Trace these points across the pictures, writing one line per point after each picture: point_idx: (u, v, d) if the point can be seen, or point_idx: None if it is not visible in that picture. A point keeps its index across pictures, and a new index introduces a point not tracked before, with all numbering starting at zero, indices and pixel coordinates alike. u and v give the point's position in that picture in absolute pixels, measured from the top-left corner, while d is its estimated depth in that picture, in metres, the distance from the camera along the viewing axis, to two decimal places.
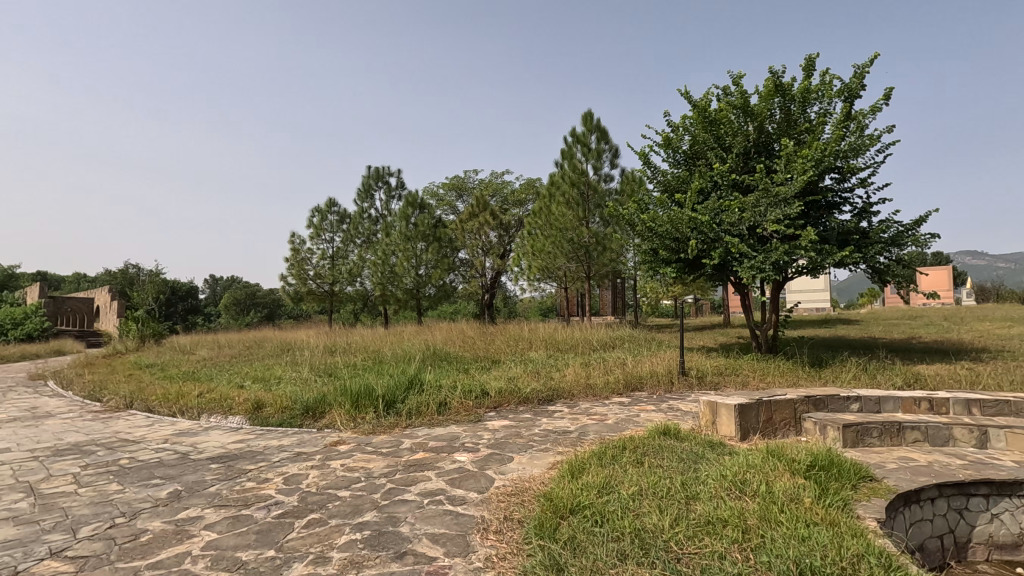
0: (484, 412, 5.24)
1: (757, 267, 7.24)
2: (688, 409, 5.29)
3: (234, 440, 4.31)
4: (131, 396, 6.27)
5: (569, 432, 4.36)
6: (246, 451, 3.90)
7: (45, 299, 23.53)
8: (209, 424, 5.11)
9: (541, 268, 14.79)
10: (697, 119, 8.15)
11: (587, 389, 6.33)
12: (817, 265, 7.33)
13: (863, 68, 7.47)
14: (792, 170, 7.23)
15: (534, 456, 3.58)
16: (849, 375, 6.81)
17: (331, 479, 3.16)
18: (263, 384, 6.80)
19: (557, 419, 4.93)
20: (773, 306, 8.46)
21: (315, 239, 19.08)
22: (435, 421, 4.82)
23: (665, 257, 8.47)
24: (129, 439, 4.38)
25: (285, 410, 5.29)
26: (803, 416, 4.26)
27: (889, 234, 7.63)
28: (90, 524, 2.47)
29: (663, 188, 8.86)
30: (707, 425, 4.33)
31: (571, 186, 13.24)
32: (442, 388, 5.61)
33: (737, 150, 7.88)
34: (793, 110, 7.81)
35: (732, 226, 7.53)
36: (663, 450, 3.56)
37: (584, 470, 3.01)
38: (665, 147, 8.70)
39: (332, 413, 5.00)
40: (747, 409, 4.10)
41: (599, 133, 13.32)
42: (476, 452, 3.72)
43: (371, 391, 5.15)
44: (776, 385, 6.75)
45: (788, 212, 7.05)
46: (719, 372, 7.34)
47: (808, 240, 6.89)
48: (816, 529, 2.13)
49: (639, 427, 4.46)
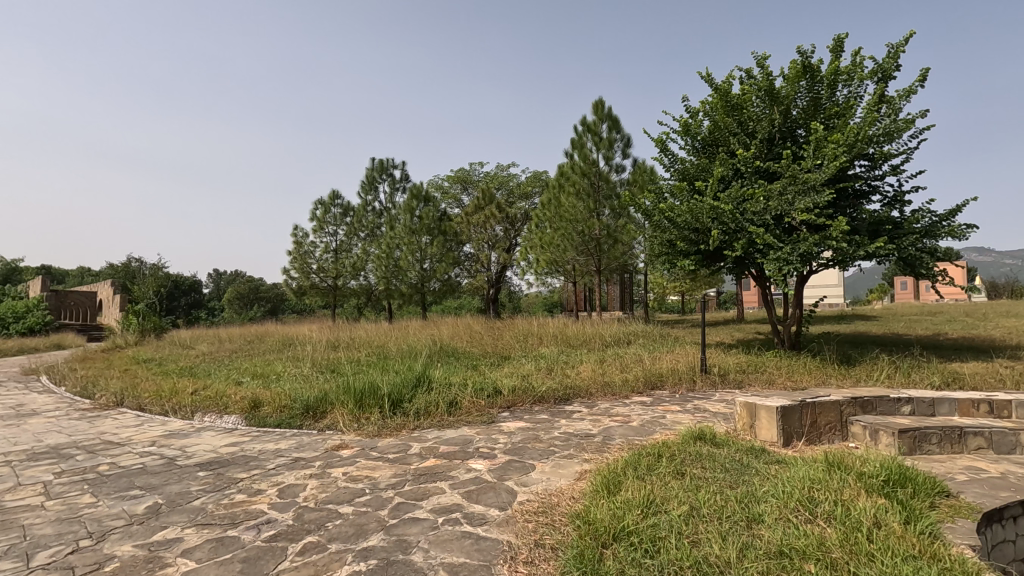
0: (497, 413, 4.87)
1: (783, 259, 6.83)
2: (718, 410, 4.91)
3: (227, 443, 3.95)
4: (123, 392, 5.93)
5: (592, 436, 3.99)
6: (239, 456, 3.54)
7: (47, 293, 23.32)
8: (203, 424, 4.75)
9: (549, 262, 14.40)
10: (719, 103, 7.75)
11: (604, 387, 5.95)
12: (846, 257, 6.92)
13: (897, 48, 7.05)
14: (822, 155, 6.80)
15: (559, 465, 3.21)
16: (882, 373, 6.40)
17: (332, 491, 2.80)
18: (263, 380, 6.46)
19: (577, 421, 4.56)
20: (797, 302, 8.04)
21: (317, 232, 18.74)
22: (446, 422, 4.45)
23: (683, 248, 8.09)
24: (113, 441, 4.03)
25: (284, 409, 4.93)
26: (850, 420, 3.88)
27: (923, 224, 7.20)
28: (48, 549, 2.10)
29: (681, 177, 8.49)
30: (744, 429, 3.96)
31: (581, 176, 12.82)
32: (451, 385, 5.25)
33: (762, 135, 7.47)
34: (821, 94, 7.39)
35: (756, 215, 7.13)
36: (702, 458, 3.17)
37: (620, 484, 2.63)
38: (683, 133, 8.33)
39: (334, 413, 4.64)
40: (790, 412, 3.71)
41: (611, 122, 12.90)
42: (493, 459, 3.36)
43: (375, 389, 4.79)
44: (806, 383, 6.36)
45: (818, 200, 6.63)
46: (742, 369, 6.96)
47: (840, 230, 6.47)
48: (920, 564, 1.74)
49: (669, 430, 4.09)
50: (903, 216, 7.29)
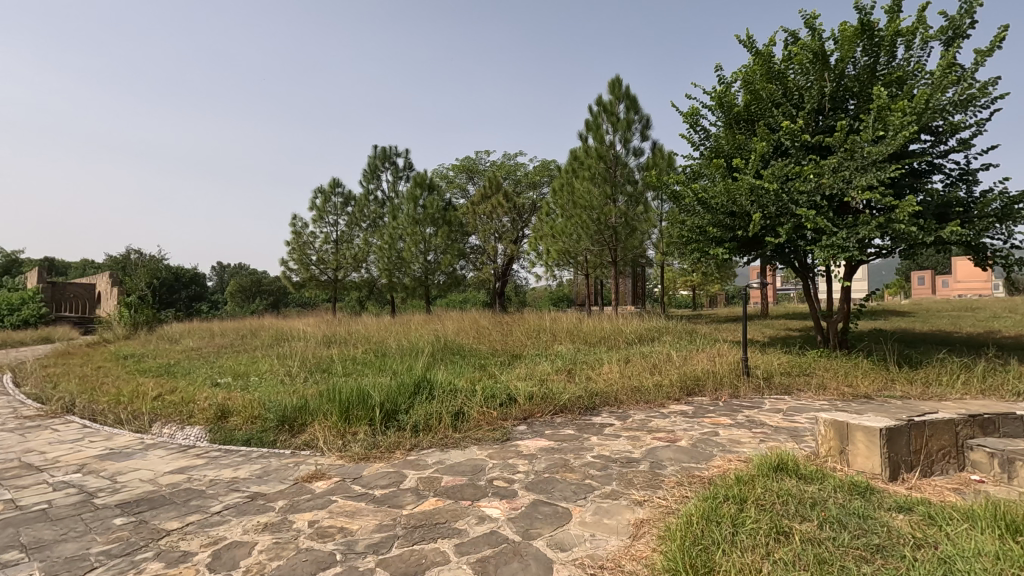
0: (512, 426, 4.03)
1: (837, 245, 5.97)
2: (779, 425, 4.07)
3: (173, 468, 3.11)
4: (78, 397, 5.13)
5: (635, 461, 3.15)
6: (178, 491, 2.69)
7: (42, 284, 22.57)
8: (158, 438, 3.94)
9: (561, 253, 13.63)
10: (760, 70, 6.87)
11: (635, 394, 5.09)
12: (910, 242, 6.01)
13: (971, 3, 6.13)
14: (885, 125, 5.89)
15: (604, 511, 2.37)
16: (955, 378, 5.50)
17: (285, 558, 1.95)
18: (242, 382, 5.67)
19: (613, 438, 3.72)
20: (844, 296, 7.11)
21: (317, 222, 17.94)
22: (451, 440, 3.61)
23: (717, 234, 7.24)
24: (31, 465, 3.20)
25: (255, 421, 4.11)
26: (970, 445, 3.00)
27: (997, 206, 6.26)
28: None
29: (713, 155, 7.62)
30: (829, 454, 3.09)
31: (597, 159, 11.88)
32: (456, 391, 4.40)
33: (810, 105, 6.57)
34: (880, 57, 6.47)
35: (805, 195, 6.24)
36: (802, 506, 2.30)
37: (711, 564, 1.78)
38: (716, 106, 7.45)
39: (314, 427, 3.81)
40: (896, 434, 2.85)
41: (629, 102, 11.99)
42: (513, 500, 2.52)
43: (366, 397, 3.94)
44: (865, 388, 5.49)
45: (883, 176, 5.71)
46: (788, 372, 6.07)
47: (909, 209, 5.54)
48: None
49: (733, 455, 3.24)
50: (971, 196, 6.39)
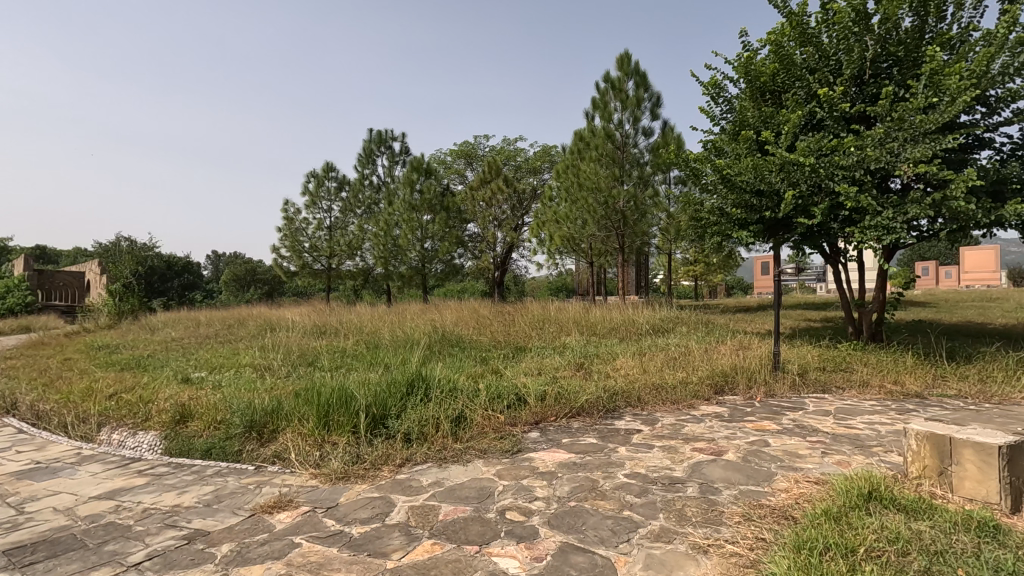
0: (522, 434, 3.41)
1: (883, 226, 5.32)
2: (836, 432, 3.46)
3: (104, 492, 2.48)
4: (23, 395, 4.49)
5: (680, 483, 2.53)
6: (96, 528, 2.06)
7: (28, 272, 21.79)
8: (100, 448, 3.31)
9: (565, 240, 13.00)
10: (792, 33, 6.18)
11: (659, 393, 4.46)
12: (963, 222, 5.37)
13: None
14: (938, 91, 5.23)
15: (662, 566, 1.74)
16: (1016, 376, 4.89)
17: None
18: (216, 378, 5.03)
19: (645, 450, 3.09)
20: (880, 284, 6.48)
21: (311, 208, 17.22)
22: (449, 453, 2.98)
23: (741, 216, 6.57)
24: None
25: (218, 428, 3.47)
26: None
27: None
28: None
29: (736, 129, 6.95)
30: (922, 473, 2.49)
31: (604, 138, 11.17)
32: (457, 391, 3.77)
33: (850, 71, 5.90)
34: (928, 17, 5.79)
35: (846, 171, 5.59)
36: (936, 560, 1.69)
37: None
38: (741, 74, 6.77)
39: (286, 436, 3.17)
40: (1019, 453, 2.24)
41: (638, 78, 11.29)
42: (535, 546, 1.88)
43: (349, 399, 3.30)
44: (915, 386, 4.88)
45: (939, 146, 5.06)
46: (824, 368, 5.46)
47: (969, 183, 4.89)
48: None
49: (800, 475, 2.61)
50: None
